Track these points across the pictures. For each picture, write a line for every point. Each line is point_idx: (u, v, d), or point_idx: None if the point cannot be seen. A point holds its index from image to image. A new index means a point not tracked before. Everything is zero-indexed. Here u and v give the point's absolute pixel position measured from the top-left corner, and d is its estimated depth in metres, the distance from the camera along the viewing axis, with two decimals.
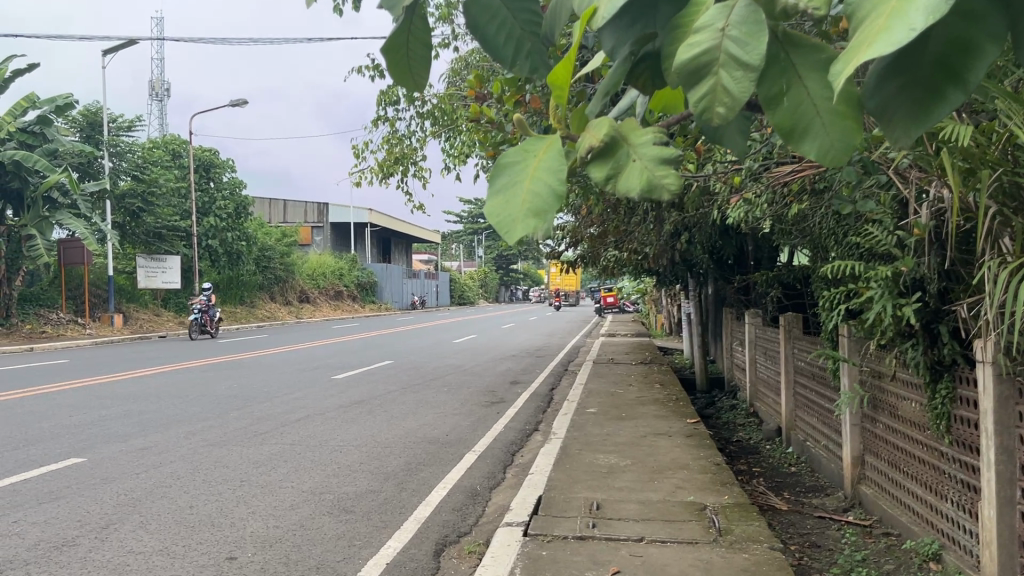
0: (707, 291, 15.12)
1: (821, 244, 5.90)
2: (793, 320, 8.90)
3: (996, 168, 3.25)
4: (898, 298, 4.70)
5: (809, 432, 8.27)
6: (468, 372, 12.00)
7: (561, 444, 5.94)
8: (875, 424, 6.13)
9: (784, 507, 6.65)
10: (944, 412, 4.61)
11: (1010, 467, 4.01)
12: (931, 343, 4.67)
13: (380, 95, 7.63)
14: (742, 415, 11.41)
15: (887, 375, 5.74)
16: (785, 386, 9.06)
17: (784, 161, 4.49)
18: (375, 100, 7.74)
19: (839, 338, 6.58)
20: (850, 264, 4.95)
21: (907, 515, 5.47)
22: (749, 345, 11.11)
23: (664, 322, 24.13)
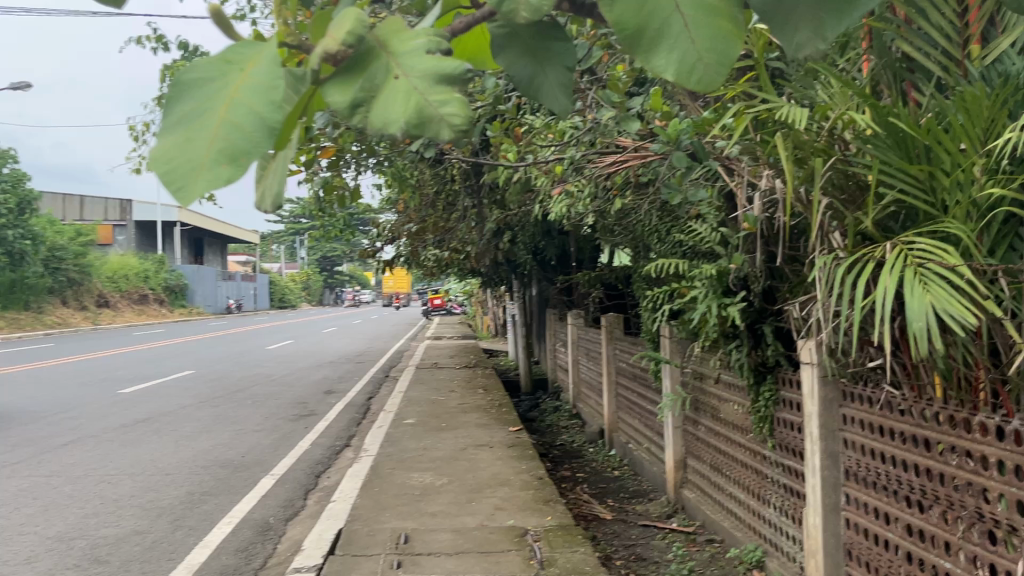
0: (530, 292, 14.97)
1: (643, 242, 5.68)
2: (615, 320, 8.77)
3: (826, 157, 3.03)
4: (722, 297, 4.47)
5: (631, 434, 8.14)
6: (278, 381, 11.12)
7: (371, 463, 5.36)
8: (697, 426, 6.03)
9: (608, 516, 6.41)
10: (768, 414, 4.50)
11: (834, 471, 3.86)
12: (754, 345, 4.51)
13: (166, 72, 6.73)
14: (565, 417, 11.28)
15: (710, 377, 5.60)
16: (608, 388, 8.92)
17: (609, 151, 4.16)
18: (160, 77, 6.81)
19: (661, 339, 6.44)
20: (674, 262, 4.70)
21: (730, 521, 5.36)
22: (573, 346, 10.99)
23: (490, 324, 23.94)
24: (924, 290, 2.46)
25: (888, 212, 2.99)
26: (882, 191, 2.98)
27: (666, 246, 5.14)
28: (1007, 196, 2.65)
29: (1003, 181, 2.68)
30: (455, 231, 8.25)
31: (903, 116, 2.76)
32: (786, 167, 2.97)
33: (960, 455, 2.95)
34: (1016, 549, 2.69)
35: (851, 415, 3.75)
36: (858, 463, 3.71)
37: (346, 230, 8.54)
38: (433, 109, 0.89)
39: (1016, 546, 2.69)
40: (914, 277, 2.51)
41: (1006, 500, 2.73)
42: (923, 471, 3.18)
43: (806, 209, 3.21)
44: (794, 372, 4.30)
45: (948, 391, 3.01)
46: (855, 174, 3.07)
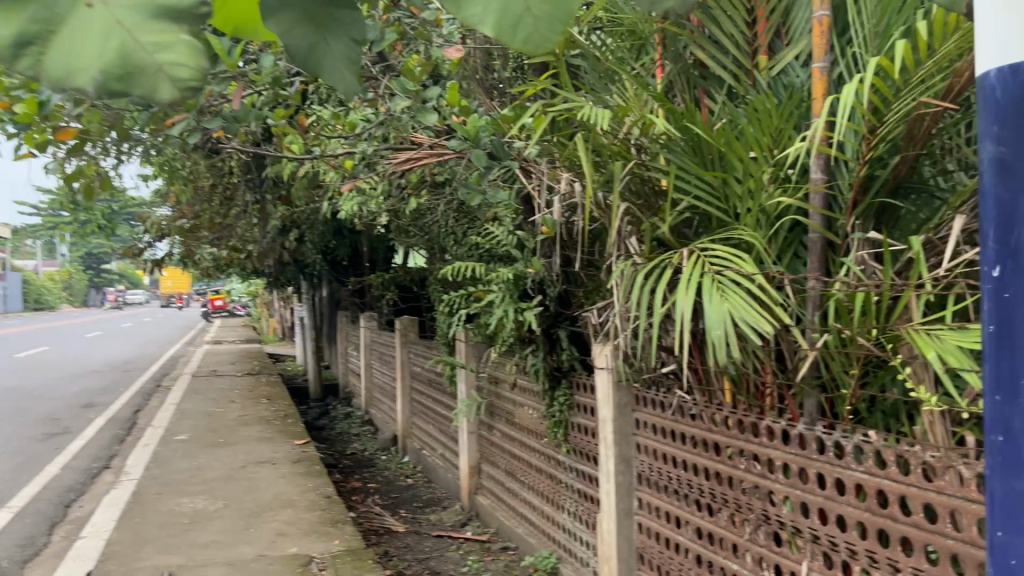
0: (320, 294, 14.37)
1: (438, 243, 5.50)
2: (409, 324, 8.54)
3: (625, 161, 2.96)
4: (518, 302, 4.32)
5: (425, 440, 7.95)
6: (27, 394, 9.84)
7: (133, 488, 4.76)
8: (492, 431, 5.95)
9: (400, 528, 6.16)
10: (563, 419, 4.47)
11: (627, 476, 3.86)
12: (550, 349, 4.45)
13: None
14: (356, 423, 10.90)
15: (506, 382, 5.52)
16: (402, 392, 8.68)
17: (403, 147, 3.92)
18: None
19: (456, 342, 6.32)
20: (470, 264, 4.55)
21: (524, 527, 5.32)
22: (365, 350, 10.64)
23: (276, 327, 22.85)
24: (720, 296, 2.41)
25: (683, 219, 2.98)
26: (677, 197, 2.96)
27: (462, 249, 4.98)
28: (792, 204, 2.70)
29: (791, 189, 2.73)
30: (235, 230, 7.65)
31: (697, 122, 2.73)
32: (586, 170, 2.86)
33: (748, 458, 2.98)
34: (800, 549, 2.74)
35: (644, 419, 3.75)
36: (650, 468, 3.72)
37: (109, 224, 7.66)
38: (149, 54, 0.84)
39: (800, 547, 2.74)
40: (711, 283, 2.46)
41: (790, 502, 2.77)
42: (712, 475, 3.21)
43: (604, 213, 3.14)
44: (589, 377, 4.30)
45: (737, 396, 3.05)
46: (651, 180, 3.03)
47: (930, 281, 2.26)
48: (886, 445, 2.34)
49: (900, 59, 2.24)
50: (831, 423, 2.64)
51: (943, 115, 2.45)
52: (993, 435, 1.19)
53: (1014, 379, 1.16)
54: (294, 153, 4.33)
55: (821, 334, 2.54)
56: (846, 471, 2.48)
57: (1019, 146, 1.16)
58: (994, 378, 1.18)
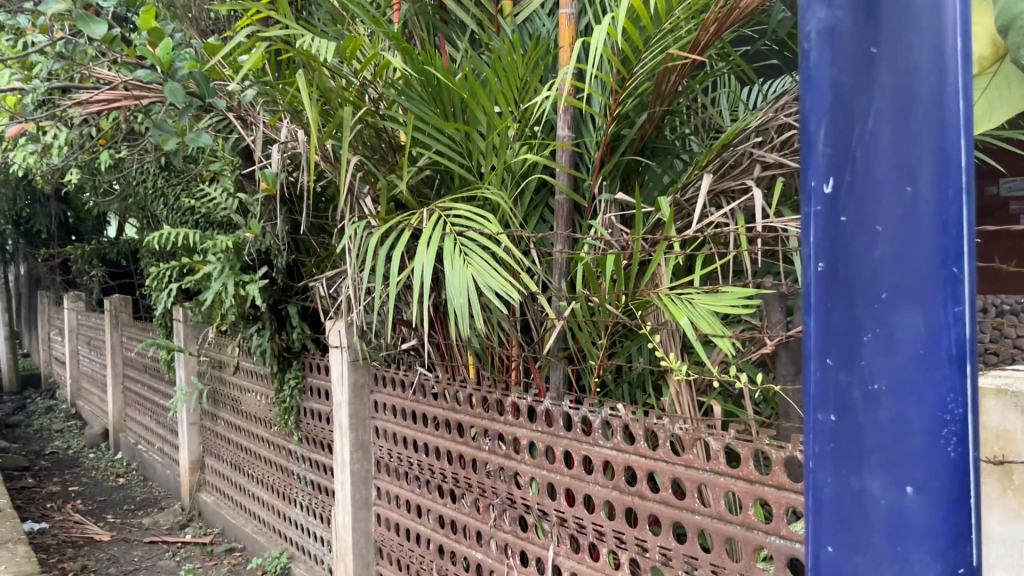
0: (15, 273, 12.49)
1: (146, 209, 4.78)
2: (121, 303, 7.56)
3: (357, 110, 2.57)
4: (239, 274, 3.80)
5: (141, 434, 7.08)
6: None
7: None
8: (216, 422, 5.36)
9: (106, 536, 5.36)
10: (293, 405, 4.05)
11: (364, 464, 3.51)
12: (278, 327, 3.98)
13: None
14: (60, 417, 9.57)
15: (229, 365, 4.94)
16: (112, 381, 7.68)
17: (90, 86, 3.25)
18: None
19: (174, 322, 5.62)
20: (181, 231, 3.94)
21: (253, 525, 4.81)
22: (69, 335, 9.34)
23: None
24: (463, 259, 2.13)
25: (422, 176, 2.68)
26: (416, 151, 2.65)
27: (173, 214, 4.34)
28: (539, 162, 2.49)
29: (537, 146, 2.52)
30: None
31: (439, 66, 2.42)
32: (312, 117, 2.44)
33: (493, 439, 2.76)
34: (547, 534, 2.55)
35: (383, 400, 3.42)
36: (389, 453, 3.41)
37: None
38: None
39: (546, 531, 2.55)
40: (453, 245, 2.16)
41: (537, 484, 2.58)
42: (455, 458, 2.96)
43: (333, 169, 2.75)
44: (322, 356, 3.90)
45: (481, 371, 2.81)
46: (386, 131, 2.69)
47: (679, 242, 2.14)
48: (635, 418, 2.21)
49: (655, 2, 2.08)
50: (579, 397, 2.48)
51: (689, 72, 2.37)
52: (823, 410, 0.97)
53: (852, 327, 0.94)
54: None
55: (568, 302, 2.36)
56: (594, 448, 2.33)
57: (860, 26, 0.94)
58: (824, 327, 0.96)
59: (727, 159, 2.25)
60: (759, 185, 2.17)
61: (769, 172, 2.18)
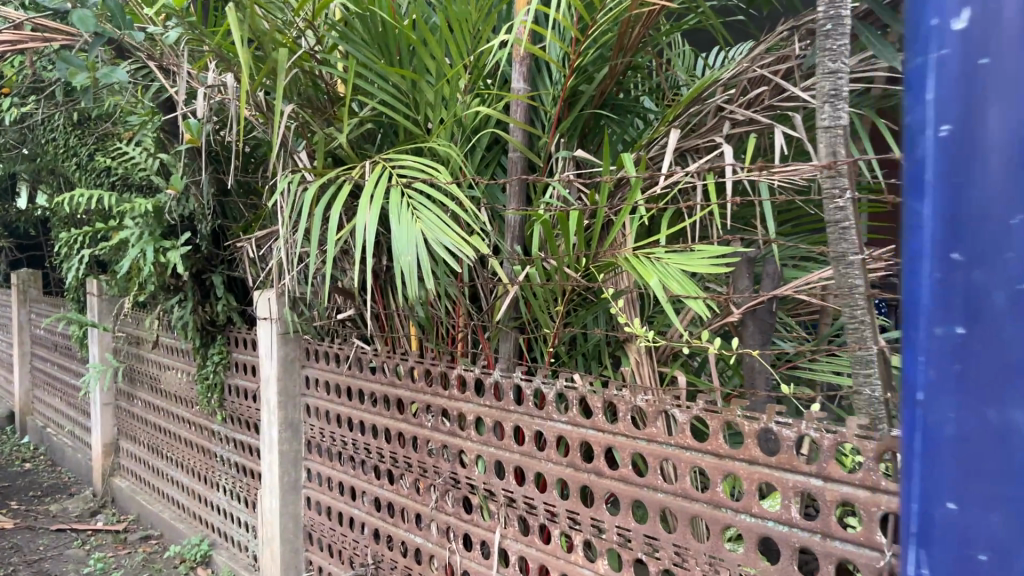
0: None
1: (56, 172, 4.43)
2: (30, 278, 7.10)
3: (292, 54, 2.34)
4: (160, 240, 3.53)
5: (50, 417, 6.65)
6: None
7: None
8: (133, 402, 5.04)
9: (8, 524, 4.98)
10: (217, 382, 3.80)
11: (294, 444, 3.29)
12: (201, 299, 3.71)
13: None
14: None
15: (148, 341, 4.64)
16: (20, 361, 7.22)
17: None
18: None
19: (88, 295, 5.27)
20: (95, 192, 3.64)
21: (171, 511, 4.53)
22: None
23: None
24: (412, 211, 1.94)
25: (363, 130, 2.48)
26: (357, 102, 2.44)
27: (85, 176, 4.01)
28: (492, 116, 2.31)
29: (490, 99, 2.34)
30: None
31: (385, 7, 2.21)
32: (243, 56, 2.20)
33: (436, 415, 2.58)
34: (493, 515, 2.39)
35: (314, 376, 3.21)
36: (321, 432, 3.19)
37: None
38: None
39: (492, 512, 2.39)
40: (400, 199, 1.96)
41: (483, 462, 2.41)
42: (394, 436, 2.77)
43: (266, 120, 2.52)
44: (249, 330, 3.66)
45: (424, 343, 2.63)
46: (324, 81, 2.48)
47: (646, 201, 1.98)
48: (592, 390, 2.06)
49: None
50: (531, 369, 2.32)
51: (653, 22, 2.19)
52: (946, 322, 0.88)
53: (987, 219, 0.85)
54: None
55: (523, 266, 2.19)
56: (548, 423, 2.17)
57: None
58: (951, 219, 0.87)
59: (696, 116, 2.10)
60: (728, 143, 2.03)
61: (739, 129, 2.05)
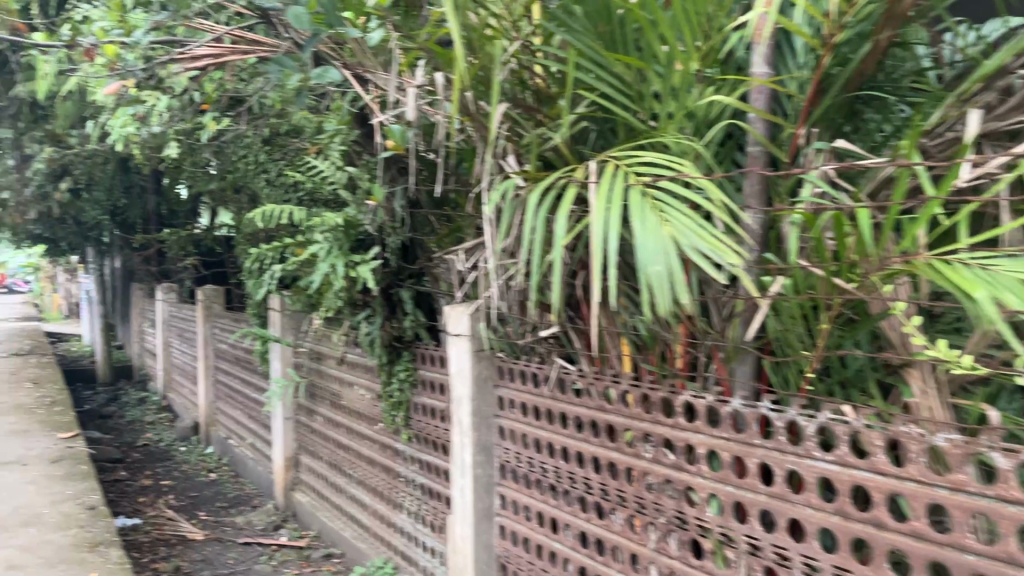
0: (110, 263, 12.63)
1: (245, 189, 4.51)
2: (215, 294, 7.39)
3: (505, 47, 2.14)
4: (349, 255, 3.45)
5: (233, 428, 6.87)
6: None
7: None
8: (314, 417, 5.07)
9: (200, 535, 5.10)
10: (403, 400, 3.69)
11: (487, 469, 3.09)
12: (388, 315, 3.61)
13: None
14: (152, 410, 9.49)
15: (330, 356, 4.62)
16: (204, 373, 7.51)
17: (199, 37, 2.94)
18: None
19: (271, 311, 5.36)
20: (286, 207, 3.61)
21: (353, 529, 4.48)
22: (163, 326, 9.27)
23: (60, 303, 20.24)
24: (658, 213, 1.68)
25: (578, 129, 2.25)
26: (571, 97, 2.21)
27: (274, 190, 4.02)
28: (729, 106, 2.02)
29: (726, 86, 2.05)
30: None
31: None
32: (457, 51, 2.02)
33: (657, 445, 2.30)
34: (730, 564, 2.08)
35: (509, 397, 3.01)
36: (517, 458, 2.98)
37: None
38: None
39: (729, 561, 2.08)
40: (644, 201, 1.70)
41: (718, 503, 2.11)
42: (604, 467, 2.51)
43: (471, 122, 2.34)
44: (436, 347, 3.52)
45: (640, 363, 2.37)
46: (533, 78, 2.28)
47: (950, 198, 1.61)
48: (868, 424, 1.72)
49: None
50: (777, 397, 2.00)
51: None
52: None
53: None
54: (41, 42, 3.18)
55: (772, 277, 1.89)
56: (806, 462, 1.85)
57: None
58: None
59: (985, 95, 1.75)
60: None
61: None
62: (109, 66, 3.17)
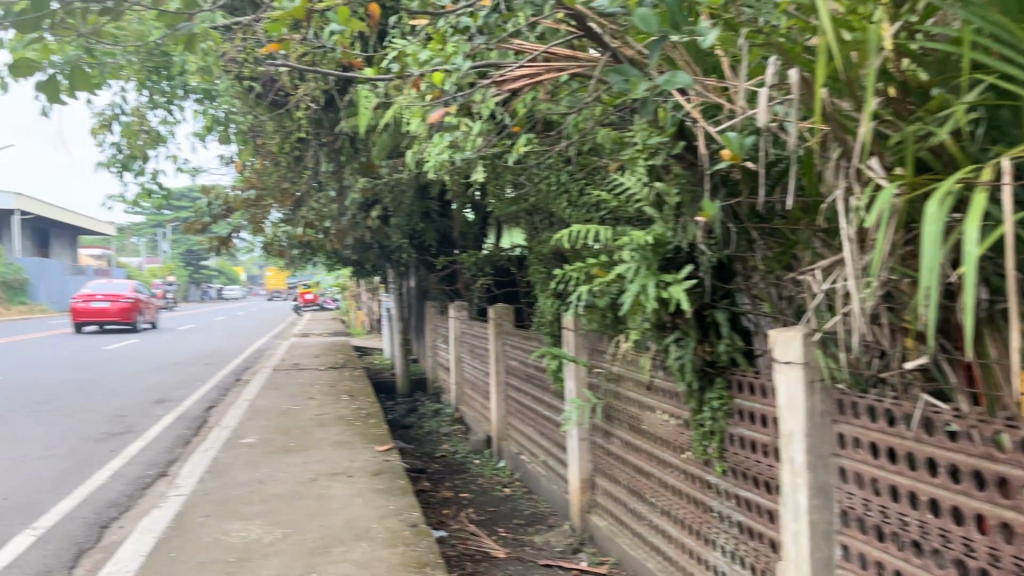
0: (408, 282, 13.56)
1: (543, 210, 4.52)
2: (505, 311, 7.57)
3: (881, 33, 1.85)
4: (661, 275, 3.28)
5: (525, 445, 6.98)
6: (99, 383, 9.08)
7: (182, 507, 3.82)
8: (610, 440, 4.95)
9: (502, 553, 5.18)
10: (717, 430, 3.41)
11: (825, 515, 2.72)
12: (701, 338, 3.37)
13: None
14: (447, 421, 9.99)
15: (629, 379, 4.48)
16: (496, 389, 7.72)
17: (518, 58, 2.92)
18: None
19: (564, 330, 5.36)
20: (593, 226, 3.52)
21: (657, 560, 4.28)
22: (454, 342, 9.74)
23: (363, 319, 22.15)
24: None
25: (965, 123, 1.88)
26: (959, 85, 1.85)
27: (576, 209, 3.96)
28: None
29: None
30: (308, 203, 6.75)
31: None
32: (825, 39, 1.75)
33: None
34: None
35: (853, 435, 2.62)
36: (865, 505, 2.59)
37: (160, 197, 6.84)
38: None
39: None
40: None
41: None
42: (995, 528, 2.07)
43: (825, 124, 2.05)
44: (755, 374, 3.20)
45: None
46: (904, 69, 1.95)
47: None
48: None
49: None
50: None
51: None
52: None
53: None
54: (370, 76, 3.35)
55: None
56: None
57: None
58: None
59: None
60: None
61: None
62: (430, 95, 3.26)
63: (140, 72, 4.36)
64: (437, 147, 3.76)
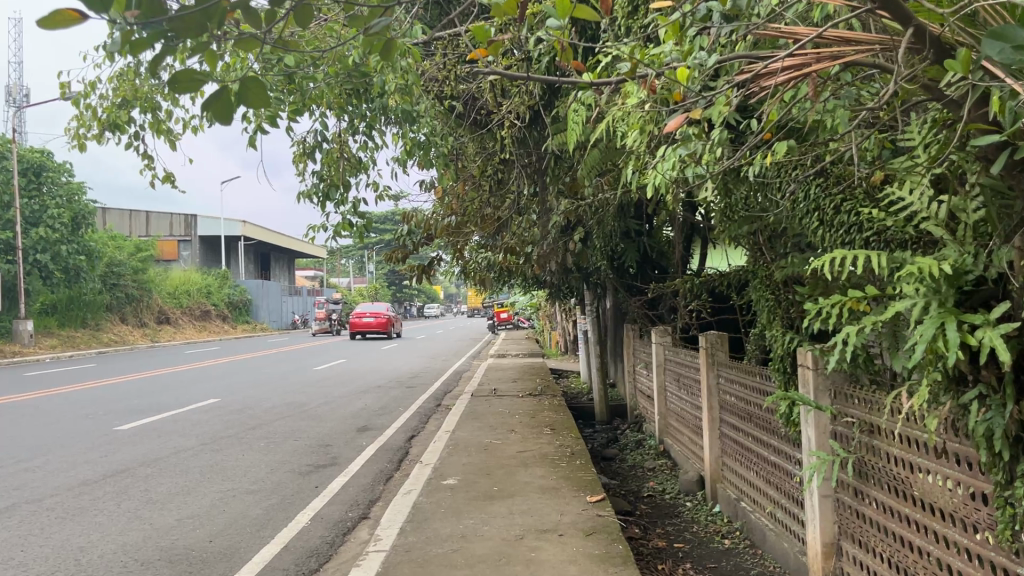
0: (606, 303, 13.04)
1: (782, 231, 3.89)
2: (718, 340, 6.87)
3: None
4: (960, 313, 2.59)
5: (746, 491, 6.25)
6: (308, 408, 9.27)
7: (383, 565, 3.51)
8: (863, 501, 4.17)
9: None
10: None
11: None
12: (1018, 397, 2.58)
13: (118, 109, 4.48)
14: (651, 454, 9.37)
15: (893, 432, 3.72)
16: (709, 425, 7.03)
17: (783, 46, 2.35)
18: (111, 97, 4.51)
19: (800, 367, 4.65)
20: (861, 252, 2.86)
21: None
22: (657, 370, 9.11)
23: (558, 339, 21.84)
24: None
25: None
26: None
27: (831, 230, 3.30)
28: None
29: None
30: (509, 228, 6.43)
31: None
32: None
33: None
34: None
35: None
36: None
37: (361, 226, 6.78)
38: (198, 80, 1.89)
39: None
40: None
41: None
42: None
43: None
44: None
45: None
46: None
47: None
48: None
49: None
50: None
51: None
52: None
53: None
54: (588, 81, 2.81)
55: None
56: None
57: None
58: None
59: None
60: None
61: None
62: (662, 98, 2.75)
63: (341, 98, 4.17)
64: (664, 161, 3.23)
